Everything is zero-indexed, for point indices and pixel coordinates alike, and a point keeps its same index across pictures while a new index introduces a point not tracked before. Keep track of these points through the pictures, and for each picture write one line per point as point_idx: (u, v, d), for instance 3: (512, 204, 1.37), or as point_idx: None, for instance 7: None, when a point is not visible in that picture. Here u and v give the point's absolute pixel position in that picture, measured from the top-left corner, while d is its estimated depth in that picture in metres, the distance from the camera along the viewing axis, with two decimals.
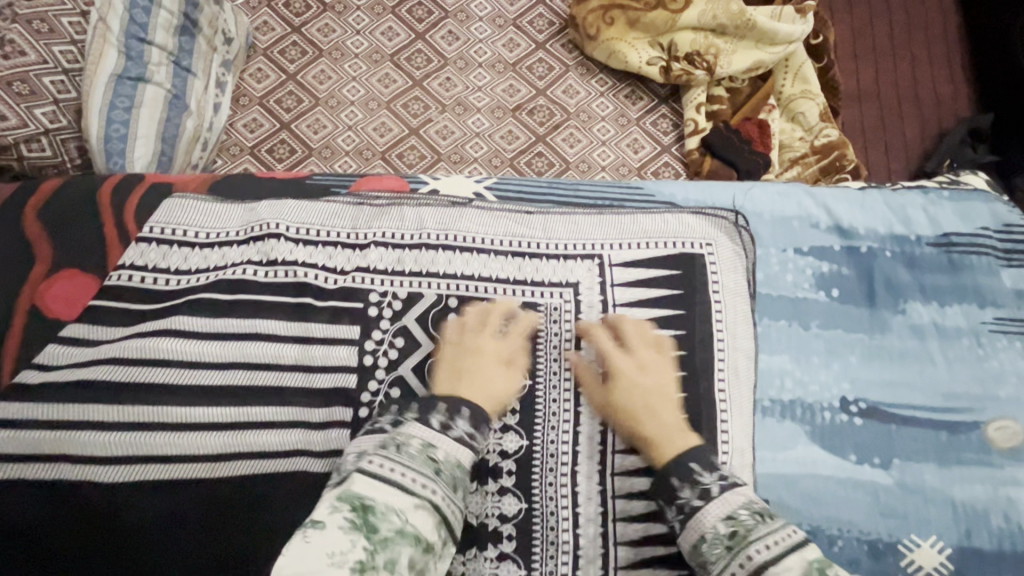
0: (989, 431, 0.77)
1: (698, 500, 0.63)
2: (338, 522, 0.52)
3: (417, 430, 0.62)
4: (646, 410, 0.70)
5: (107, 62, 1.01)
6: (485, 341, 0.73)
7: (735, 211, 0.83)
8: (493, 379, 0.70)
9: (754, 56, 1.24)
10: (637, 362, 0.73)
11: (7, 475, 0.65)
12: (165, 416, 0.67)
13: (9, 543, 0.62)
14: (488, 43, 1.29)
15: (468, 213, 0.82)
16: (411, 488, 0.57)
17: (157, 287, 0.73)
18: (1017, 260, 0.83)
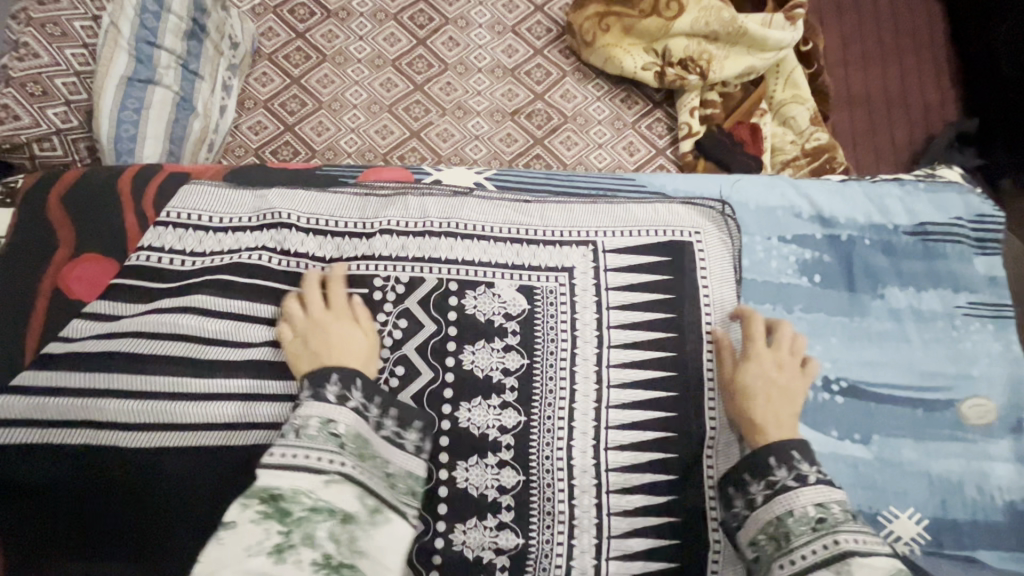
0: (963, 408, 0.82)
1: (793, 482, 0.67)
2: (247, 516, 0.53)
3: (311, 409, 0.62)
4: (766, 398, 0.74)
5: (118, 64, 1.05)
6: (316, 309, 0.73)
7: (722, 201, 0.88)
8: (349, 338, 0.71)
9: (745, 62, 1.29)
10: (775, 356, 0.77)
11: (32, 439, 0.68)
12: (183, 386, 0.71)
13: (41, 500, 0.68)
14: (487, 49, 1.35)
15: (469, 203, 0.86)
16: (318, 467, 0.58)
17: (174, 269, 0.77)
18: (990, 248, 0.88)
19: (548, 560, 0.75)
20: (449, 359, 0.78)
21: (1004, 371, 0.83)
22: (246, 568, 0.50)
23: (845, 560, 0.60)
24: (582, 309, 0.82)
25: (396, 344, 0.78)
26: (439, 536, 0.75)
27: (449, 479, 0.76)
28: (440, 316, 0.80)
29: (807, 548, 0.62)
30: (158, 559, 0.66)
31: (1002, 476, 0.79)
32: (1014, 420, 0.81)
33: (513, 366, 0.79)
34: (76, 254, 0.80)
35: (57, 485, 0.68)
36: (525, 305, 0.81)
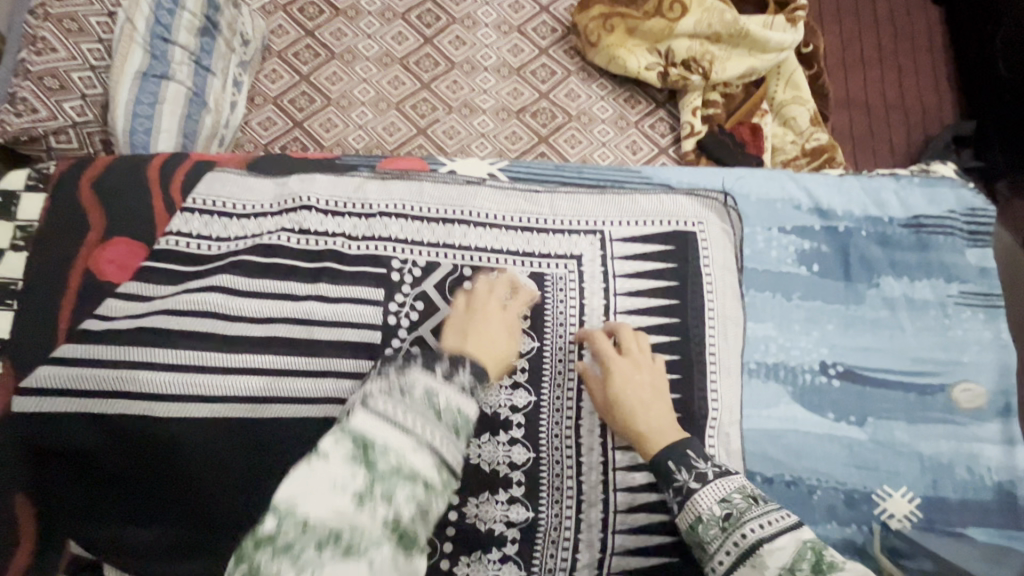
0: (954, 392, 0.85)
1: (694, 483, 0.70)
2: (341, 452, 0.49)
3: (418, 375, 0.55)
4: (638, 405, 0.75)
5: (133, 60, 1.09)
6: (492, 306, 0.78)
7: (723, 192, 0.91)
8: (497, 336, 0.73)
9: (747, 64, 1.33)
10: (631, 363, 0.78)
11: (64, 407, 0.71)
12: (212, 362, 0.74)
13: (75, 462, 0.71)
14: (493, 49, 1.38)
15: (482, 192, 0.89)
16: (413, 431, 0.51)
17: (201, 252, 0.80)
18: (981, 240, 0.91)
19: (556, 533, 0.79)
20: None
21: (993, 358, 0.86)
22: (328, 504, 0.46)
23: (759, 552, 0.65)
24: (589, 295, 0.85)
25: (412, 326, 0.81)
26: (454, 509, 0.79)
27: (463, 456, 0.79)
28: None
29: (724, 549, 0.67)
30: (189, 519, 0.71)
31: (992, 458, 0.83)
32: (1004, 404, 0.85)
33: (524, 348, 0.83)
34: (109, 236, 0.83)
35: (91, 450, 0.71)
36: (536, 290, 0.85)
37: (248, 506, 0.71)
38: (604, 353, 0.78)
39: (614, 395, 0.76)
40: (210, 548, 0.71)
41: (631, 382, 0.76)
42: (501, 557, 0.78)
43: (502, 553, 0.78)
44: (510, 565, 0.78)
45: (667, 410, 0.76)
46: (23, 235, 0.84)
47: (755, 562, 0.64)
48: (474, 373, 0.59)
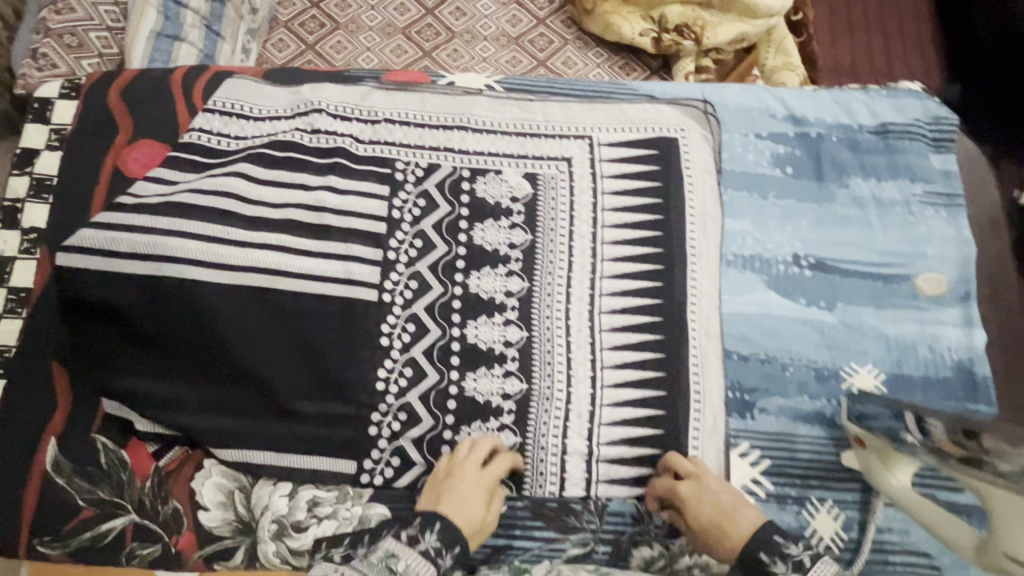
0: (918, 281, 0.92)
1: (794, 575, 0.68)
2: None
3: (386, 542, 0.70)
4: (722, 516, 0.76)
5: (147, 20, 1.14)
6: (469, 468, 0.78)
7: (703, 101, 0.98)
8: (472, 505, 0.76)
9: (736, 29, 1.39)
10: (698, 491, 0.78)
11: (98, 266, 0.78)
12: (230, 236, 0.80)
13: (111, 319, 0.78)
14: (492, 19, 1.46)
15: (479, 101, 0.96)
16: None
17: (220, 147, 0.87)
18: (944, 147, 0.98)
19: (548, 403, 0.85)
20: (461, 235, 0.89)
21: (956, 251, 0.93)
22: None
23: None
24: (579, 193, 0.92)
25: (415, 220, 0.89)
26: (454, 383, 0.84)
27: (462, 336, 0.86)
28: (453, 199, 0.90)
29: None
30: (217, 372, 0.79)
31: (953, 339, 0.89)
32: (964, 291, 0.91)
33: (518, 240, 0.90)
34: (137, 138, 0.91)
35: (121, 305, 0.77)
36: (529, 189, 0.92)
37: (277, 366, 0.80)
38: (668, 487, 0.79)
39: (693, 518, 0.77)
40: (241, 406, 0.80)
41: (704, 504, 0.77)
42: (498, 426, 0.84)
43: (498, 423, 0.84)
44: (506, 433, 0.84)
45: (753, 512, 0.76)
46: (57, 136, 0.91)
47: None
48: (443, 540, 0.71)
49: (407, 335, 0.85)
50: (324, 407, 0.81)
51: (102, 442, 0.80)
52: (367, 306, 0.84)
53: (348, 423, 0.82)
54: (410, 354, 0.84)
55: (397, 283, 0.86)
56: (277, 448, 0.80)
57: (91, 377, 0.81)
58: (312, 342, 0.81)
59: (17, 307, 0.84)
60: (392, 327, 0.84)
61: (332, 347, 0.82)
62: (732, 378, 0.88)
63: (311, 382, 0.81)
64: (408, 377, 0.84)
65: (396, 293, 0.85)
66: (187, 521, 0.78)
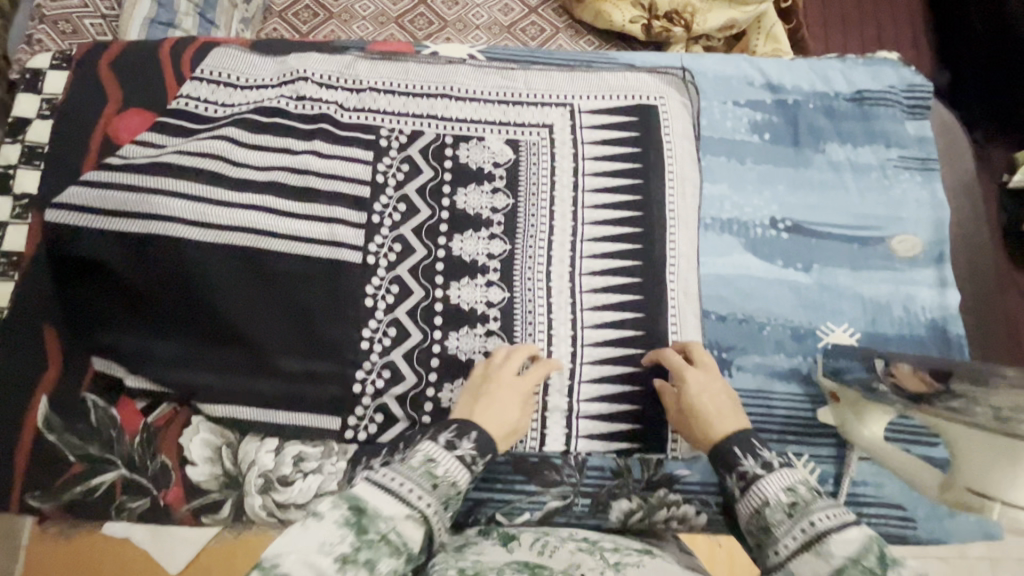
0: (893, 243, 0.93)
1: (760, 470, 0.64)
2: (335, 515, 0.54)
3: (425, 446, 0.66)
4: (711, 410, 0.74)
5: (141, 8, 1.13)
6: (507, 375, 0.79)
7: (682, 69, 1.00)
8: (507, 409, 0.76)
9: (727, 15, 1.40)
10: (703, 380, 0.77)
11: (83, 223, 0.78)
12: (217, 196, 0.81)
13: (99, 276, 0.80)
14: (484, 8, 1.47)
15: (462, 70, 0.98)
16: (408, 500, 0.59)
17: (207, 114, 0.89)
18: (919, 113, 0.99)
19: None
20: (444, 200, 0.91)
21: (930, 214, 0.95)
22: (314, 562, 0.51)
23: (824, 540, 0.56)
24: (560, 159, 0.94)
25: (399, 185, 0.90)
26: (437, 342, 0.86)
27: (445, 297, 0.88)
28: (436, 164, 0.92)
29: (789, 535, 0.58)
30: (204, 329, 0.81)
31: (927, 299, 0.91)
32: (938, 253, 0.93)
33: (500, 205, 0.92)
34: (127, 106, 0.93)
35: (109, 261, 0.78)
36: (511, 155, 0.94)
37: (263, 324, 0.82)
38: (675, 367, 0.80)
39: (688, 403, 0.76)
40: (229, 362, 0.82)
41: (702, 391, 0.76)
42: None
43: None
44: None
45: (740, 420, 0.72)
46: (49, 106, 0.93)
47: (823, 552, 0.55)
48: (478, 447, 0.68)
49: (391, 296, 0.86)
50: (310, 365, 0.83)
51: (92, 400, 0.82)
52: (352, 267, 0.86)
53: (334, 380, 0.83)
54: (394, 314, 0.86)
55: (382, 246, 0.88)
56: (263, 405, 0.82)
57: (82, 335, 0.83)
58: (298, 300, 0.83)
59: (8, 270, 0.86)
60: (377, 287, 0.86)
61: (317, 306, 0.84)
62: (711, 337, 0.89)
63: (297, 339, 0.83)
64: (392, 336, 0.86)
65: (381, 255, 0.87)
66: (174, 476, 0.80)
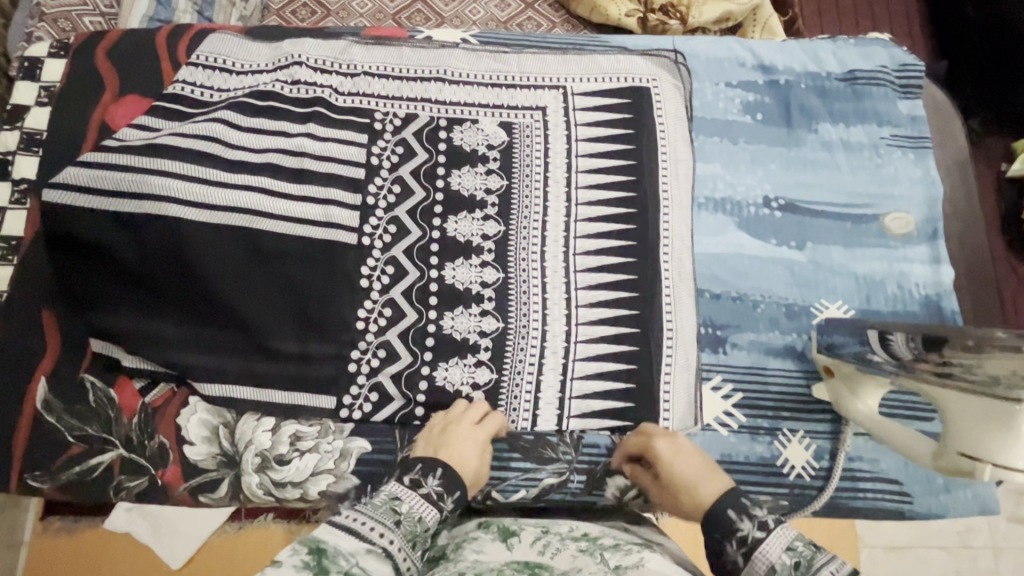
0: (886, 221, 0.94)
1: (759, 531, 0.62)
2: (296, 558, 0.55)
3: (387, 488, 0.67)
4: (690, 481, 0.74)
5: (140, 6, 1.11)
6: (466, 421, 0.80)
7: (674, 51, 1.00)
8: (466, 458, 0.76)
9: (722, 7, 1.39)
10: (670, 449, 0.78)
11: (76, 202, 0.78)
12: (211, 177, 0.82)
13: (94, 256, 0.80)
14: (481, 4, 1.48)
15: (456, 54, 0.99)
16: (371, 539, 0.60)
17: (203, 98, 0.90)
18: (912, 93, 1.00)
19: (524, 340, 0.87)
20: (439, 182, 0.92)
21: (922, 192, 0.95)
22: None
23: None
24: (553, 141, 0.95)
25: (393, 167, 0.91)
26: (432, 322, 0.87)
27: (440, 277, 0.88)
28: (430, 147, 0.93)
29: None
30: (199, 309, 0.81)
31: (920, 275, 0.91)
32: (931, 230, 0.93)
33: (494, 186, 0.92)
34: (125, 93, 0.94)
35: (103, 241, 0.78)
36: (505, 137, 0.94)
37: (258, 305, 0.82)
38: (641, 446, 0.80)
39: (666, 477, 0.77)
40: (225, 343, 0.82)
41: (675, 464, 0.76)
42: (476, 362, 0.86)
43: (476, 359, 0.86)
44: (484, 369, 0.86)
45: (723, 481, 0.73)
46: (47, 93, 0.94)
47: None
48: (444, 483, 0.71)
49: (386, 277, 0.87)
50: (306, 346, 0.83)
51: (90, 380, 0.82)
52: (347, 248, 0.86)
53: (329, 360, 0.84)
54: (390, 295, 0.87)
55: (377, 228, 0.88)
56: (259, 385, 0.82)
57: (80, 317, 0.84)
58: (292, 280, 0.84)
59: (8, 254, 0.87)
60: (372, 268, 0.87)
61: (312, 287, 0.84)
62: (705, 315, 0.90)
63: (292, 320, 0.84)
64: (388, 317, 0.86)
65: (376, 237, 0.88)
66: (172, 456, 0.81)
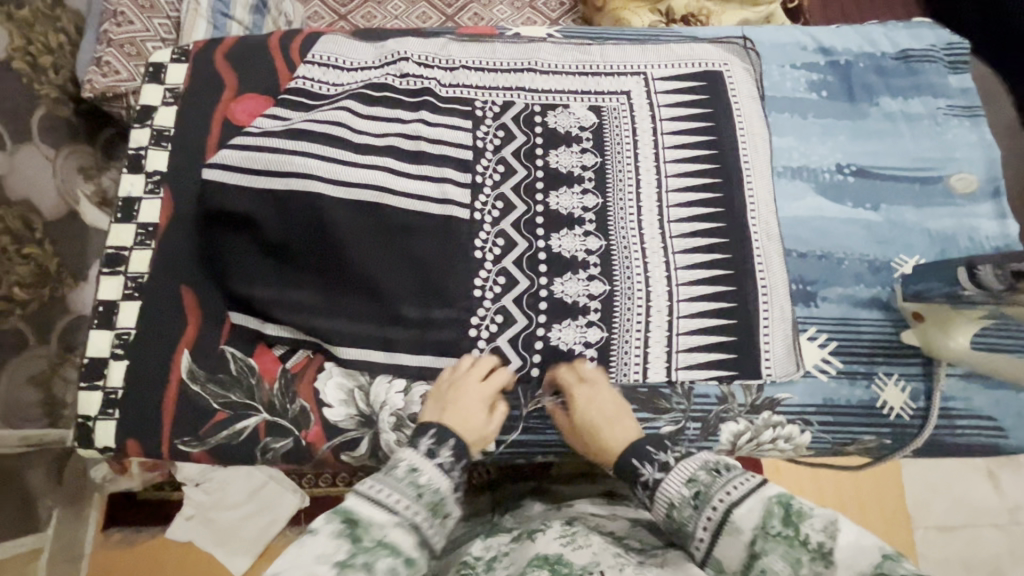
0: (951, 181, 1.01)
1: (658, 473, 0.68)
2: (328, 529, 0.58)
3: (405, 454, 0.68)
4: (599, 424, 0.81)
5: (198, 31, 1.17)
6: (470, 382, 0.83)
7: (743, 38, 1.09)
8: (473, 412, 0.80)
9: (739, 16, 1.49)
10: (588, 392, 0.85)
11: (231, 181, 0.85)
12: (343, 158, 0.89)
13: (241, 230, 0.86)
14: (509, 21, 1.59)
15: (545, 47, 1.08)
16: (397, 510, 0.62)
17: (322, 92, 0.98)
18: (960, 67, 1.09)
19: (630, 300, 0.93)
20: (538, 161, 0.98)
21: (981, 155, 1.03)
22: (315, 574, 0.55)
23: (731, 517, 0.60)
24: (639, 121, 1.02)
25: (497, 149, 0.98)
26: (543, 287, 0.92)
27: (547, 247, 0.94)
28: (528, 130, 1.00)
29: (700, 527, 0.62)
30: (336, 278, 0.87)
31: (988, 230, 0.99)
32: (994, 188, 1.01)
33: (590, 162, 0.99)
34: (243, 91, 1.02)
35: (252, 215, 0.85)
36: (595, 119, 1.02)
37: (385, 273, 0.88)
38: (568, 386, 0.87)
39: (579, 416, 0.83)
40: (357, 311, 0.88)
41: (590, 406, 0.83)
42: (587, 323, 0.92)
43: (586, 319, 0.92)
44: (595, 329, 0.91)
45: (630, 425, 0.81)
46: (172, 94, 1.02)
47: (732, 532, 0.59)
48: (456, 452, 0.71)
49: (498, 247, 0.93)
50: (430, 312, 0.89)
51: (230, 351, 0.88)
52: (461, 222, 0.93)
53: (451, 326, 0.89)
54: (502, 264, 0.92)
55: (486, 203, 0.95)
56: (390, 350, 0.88)
57: (221, 291, 0.90)
58: (415, 252, 0.90)
59: (147, 239, 0.93)
60: (485, 241, 0.93)
61: (432, 255, 0.90)
62: (794, 273, 0.97)
63: (417, 288, 0.89)
64: (502, 284, 0.92)
65: (486, 212, 0.94)
66: (314, 418, 0.86)
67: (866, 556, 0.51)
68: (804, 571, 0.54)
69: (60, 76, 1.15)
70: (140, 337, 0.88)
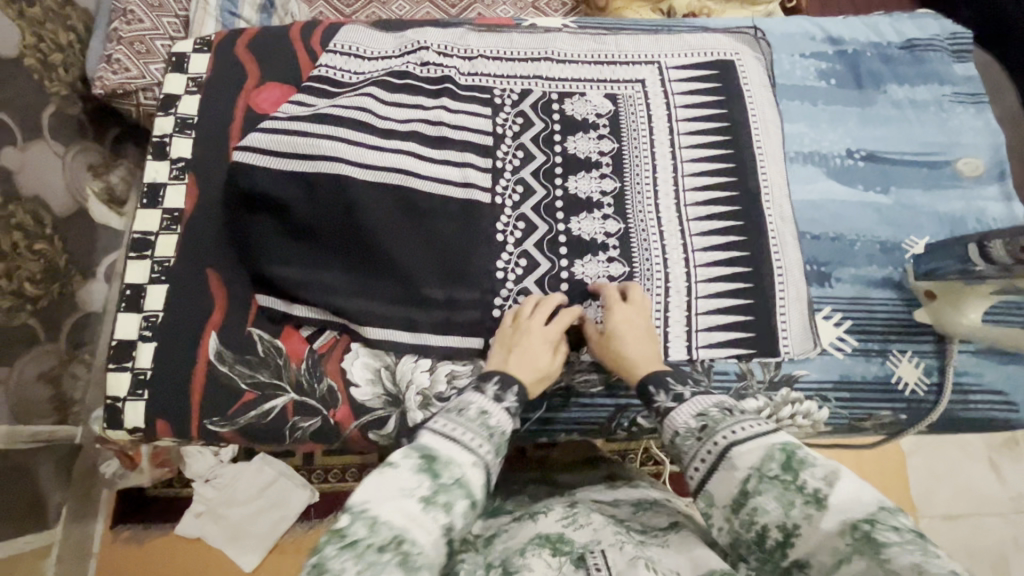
0: (958, 165, 1.04)
1: (671, 402, 0.70)
2: (410, 463, 0.57)
3: (473, 397, 0.67)
4: (628, 341, 0.83)
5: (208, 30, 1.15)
6: (536, 323, 0.83)
7: (754, 28, 1.12)
8: (537, 350, 0.80)
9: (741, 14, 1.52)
10: (626, 312, 0.86)
11: (261, 164, 0.87)
12: (369, 142, 0.91)
13: (270, 212, 0.88)
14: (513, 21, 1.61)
15: (561, 37, 1.10)
16: (472, 448, 0.61)
17: (344, 80, 0.99)
18: (964, 56, 1.12)
19: (649, 281, 0.94)
20: (556, 147, 1.00)
21: (987, 140, 1.06)
22: (399, 508, 0.54)
23: (729, 455, 0.60)
24: (654, 108, 1.05)
25: (516, 135, 1.00)
26: (565, 268, 0.94)
27: (567, 230, 0.96)
28: (546, 117, 1.02)
29: (698, 457, 0.63)
30: (363, 259, 0.89)
31: (995, 211, 1.02)
32: (999, 172, 1.04)
33: (607, 148, 1.01)
34: (265, 80, 1.03)
35: (280, 197, 0.87)
36: (611, 106, 1.04)
37: (410, 255, 0.90)
38: (608, 300, 0.88)
39: (611, 328, 0.85)
40: (383, 292, 0.89)
41: (626, 323, 0.85)
42: None
43: None
44: None
45: (653, 349, 0.83)
46: (194, 83, 1.03)
47: (727, 468, 0.60)
48: (520, 399, 0.70)
49: (519, 231, 0.94)
50: (453, 293, 0.90)
51: (257, 333, 0.89)
52: (483, 206, 0.94)
53: (474, 306, 0.91)
54: (524, 246, 0.94)
55: (507, 187, 0.96)
56: (415, 331, 0.89)
57: (247, 273, 0.91)
58: (439, 234, 0.91)
59: (173, 224, 0.94)
60: (506, 224, 0.94)
61: (455, 237, 0.92)
62: (809, 254, 0.99)
63: (441, 269, 0.91)
64: (523, 266, 0.93)
65: (507, 196, 0.96)
66: (342, 397, 0.87)
67: (858, 502, 0.52)
68: (794, 513, 0.55)
69: (71, 73, 1.13)
70: (168, 318, 0.89)
